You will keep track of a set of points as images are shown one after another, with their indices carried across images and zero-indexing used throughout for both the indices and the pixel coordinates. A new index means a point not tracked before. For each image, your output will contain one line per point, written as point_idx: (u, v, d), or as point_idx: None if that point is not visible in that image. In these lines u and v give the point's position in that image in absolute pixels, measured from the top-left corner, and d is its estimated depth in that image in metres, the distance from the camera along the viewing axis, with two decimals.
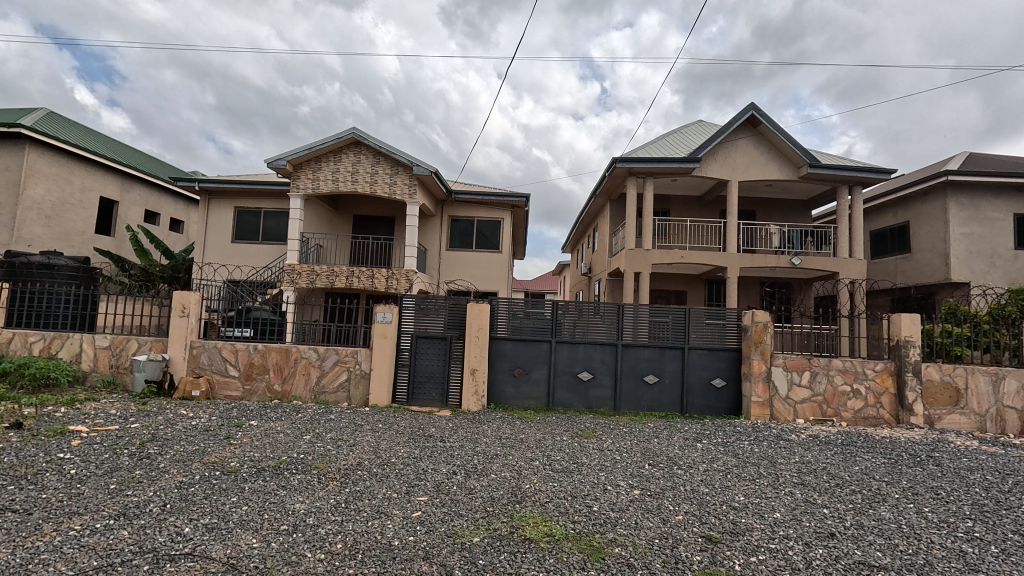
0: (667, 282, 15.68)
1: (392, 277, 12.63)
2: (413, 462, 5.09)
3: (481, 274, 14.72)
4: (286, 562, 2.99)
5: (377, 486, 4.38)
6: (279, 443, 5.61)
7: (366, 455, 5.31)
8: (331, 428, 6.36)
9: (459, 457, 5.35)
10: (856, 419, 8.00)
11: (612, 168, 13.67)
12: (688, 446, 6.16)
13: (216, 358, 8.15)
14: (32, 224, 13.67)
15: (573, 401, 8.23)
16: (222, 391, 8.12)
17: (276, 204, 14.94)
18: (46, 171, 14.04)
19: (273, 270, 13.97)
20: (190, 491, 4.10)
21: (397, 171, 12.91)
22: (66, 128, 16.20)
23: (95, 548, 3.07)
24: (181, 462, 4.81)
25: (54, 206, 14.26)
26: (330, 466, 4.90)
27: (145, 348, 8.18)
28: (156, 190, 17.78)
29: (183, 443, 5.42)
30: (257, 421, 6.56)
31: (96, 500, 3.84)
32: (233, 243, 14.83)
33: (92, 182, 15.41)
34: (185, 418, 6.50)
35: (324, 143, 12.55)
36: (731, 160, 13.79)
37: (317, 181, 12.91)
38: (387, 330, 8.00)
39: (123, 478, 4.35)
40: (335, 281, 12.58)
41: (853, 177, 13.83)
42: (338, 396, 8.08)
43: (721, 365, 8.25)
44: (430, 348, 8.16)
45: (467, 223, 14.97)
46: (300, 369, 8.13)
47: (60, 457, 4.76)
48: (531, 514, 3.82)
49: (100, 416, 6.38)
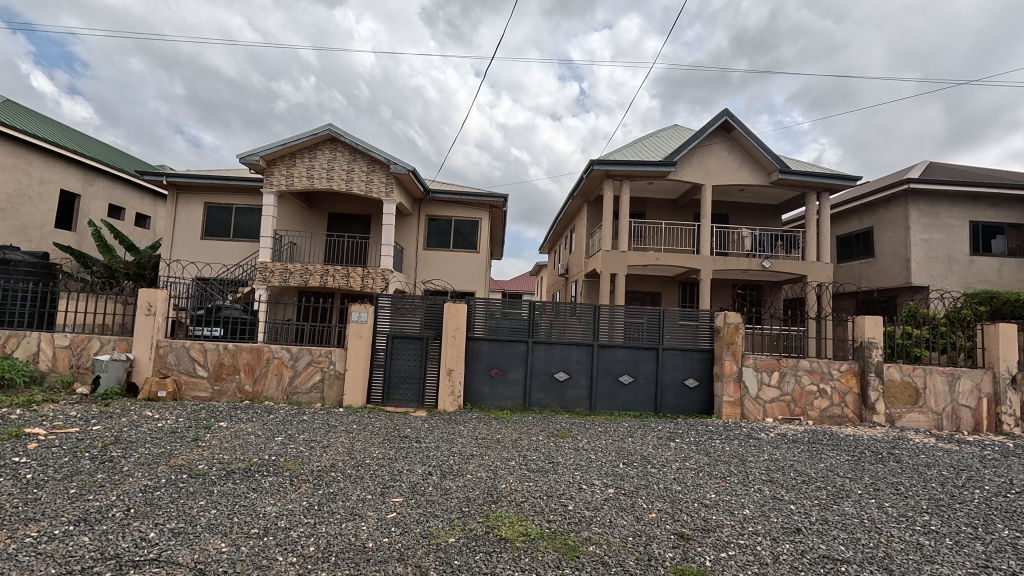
0: (642, 283, 15.91)
1: (367, 276, 12.47)
2: (388, 463, 5.05)
3: (458, 273, 14.68)
4: (255, 566, 2.94)
5: (351, 487, 4.34)
6: (249, 445, 5.49)
7: (340, 456, 5.24)
8: (303, 429, 6.25)
9: (435, 458, 5.32)
10: (822, 418, 8.26)
11: (589, 170, 13.78)
12: (661, 445, 6.26)
13: (184, 358, 7.91)
14: None
15: (550, 401, 8.27)
16: (190, 392, 7.89)
17: (248, 201, 14.60)
18: (2, 162, 13.41)
19: (244, 268, 13.64)
20: (155, 495, 3.97)
21: (373, 169, 12.74)
22: (26, 118, 15.59)
23: (53, 556, 2.96)
24: (146, 466, 4.67)
25: (11, 199, 13.63)
26: (303, 468, 4.81)
27: (108, 348, 7.91)
28: (121, 184, 17.16)
29: (148, 446, 5.25)
30: (227, 422, 6.42)
31: (55, 505, 3.69)
32: (203, 240, 14.44)
33: (52, 174, 14.79)
34: (150, 420, 6.30)
35: (299, 139, 12.31)
36: (705, 164, 14.04)
37: (292, 178, 12.67)
38: (362, 330, 7.90)
39: (84, 482, 4.19)
40: (309, 279, 12.34)
41: (820, 183, 14.27)
42: (311, 396, 7.94)
43: (693, 365, 8.42)
44: (405, 348, 8.10)
45: (444, 222, 14.88)
46: (272, 370, 7.96)
47: (15, 462, 4.56)
48: (506, 513, 3.84)
49: (59, 418, 6.14)
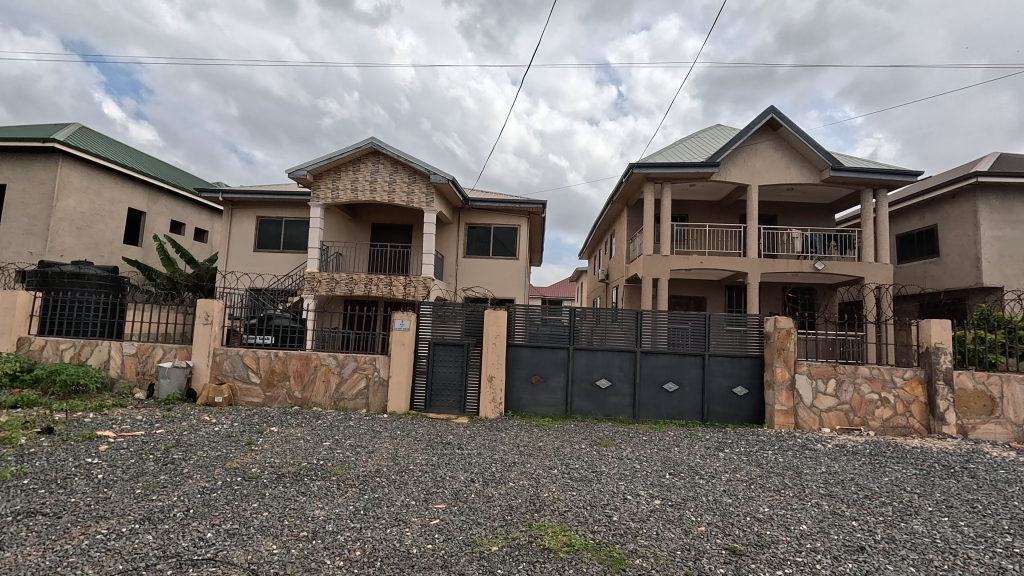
0: (685, 287, 15.50)
1: (409, 285, 12.71)
2: (431, 469, 5.09)
3: (498, 280, 14.74)
4: (305, 569, 3.01)
5: (395, 492, 4.39)
6: (299, 449, 5.67)
7: (384, 462, 5.33)
8: (349, 435, 6.41)
9: (477, 464, 5.33)
10: (884, 428, 7.76)
11: (629, 174, 13.57)
12: (710, 456, 6.03)
13: (238, 365, 8.28)
14: (64, 235, 14.10)
15: (591, 408, 8.15)
16: (244, 397, 8.24)
17: (296, 214, 15.21)
18: (78, 184, 14.51)
19: (294, 278, 14.19)
20: (212, 496, 4.16)
21: (413, 180, 13.02)
22: (98, 143, 16.81)
23: (121, 552, 3.13)
24: (204, 468, 4.90)
25: (85, 218, 14.72)
26: (349, 472, 4.93)
27: (170, 355, 8.37)
28: (181, 201, 18.25)
29: (206, 449, 5.51)
30: (278, 427, 6.66)
31: (123, 504, 3.92)
32: (255, 252, 15.13)
33: (121, 194, 15.89)
34: (208, 424, 6.62)
35: (343, 153, 12.74)
36: (751, 163, 13.57)
37: (337, 191, 13.11)
38: (405, 337, 8.04)
39: (149, 482, 4.44)
40: (354, 288, 12.69)
41: (877, 180, 13.53)
42: (356, 403, 8.13)
43: (742, 372, 8.11)
44: (447, 355, 8.18)
45: (484, 230, 15.00)
46: (320, 376, 8.21)
47: (88, 462, 4.90)
48: (550, 523, 3.79)
49: (126, 421, 6.54)
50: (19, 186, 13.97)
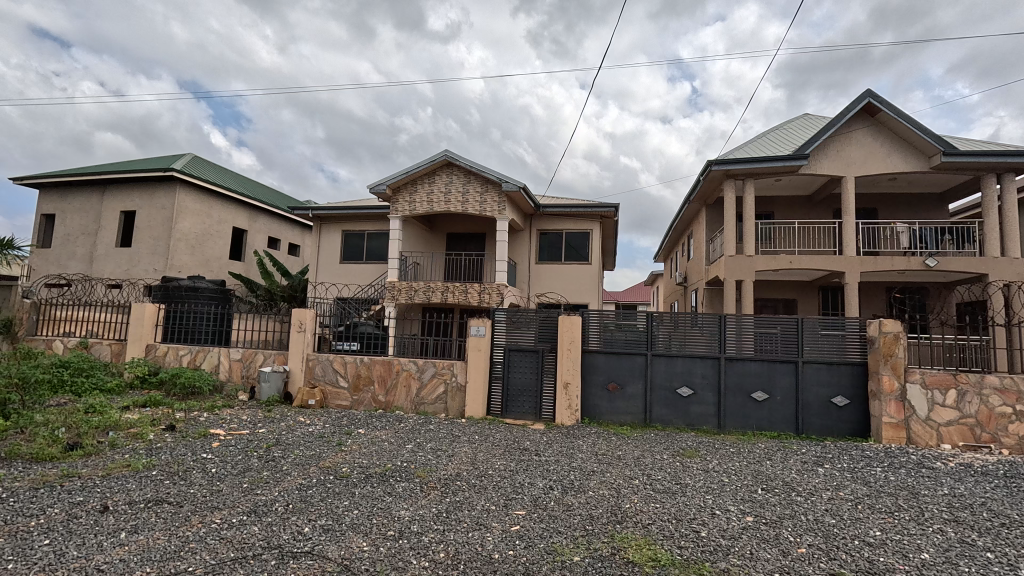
0: (773, 290, 14.52)
1: (484, 292, 12.94)
2: (510, 475, 5.12)
3: (572, 285, 14.62)
4: (393, 567, 3.12)
5: (475, 497, 4.46)
6: (384, 451, 5.93)
7: (464, 466, 5.43)
8: (430, 438, 6.61)
9: (556, 472, 5.29)
10: (1021, 447, 6.77)
11: (707, 171, 12.94)
12: (807, 471, 5.56)
13: (328, 370, 8.83)
14: (181, 253, 15.83)
15: (673, 418, 7.83)
16: (334, 400, 8.76)
17: (377, 227, 16.04)
18: (192, 207, 16.26)
19: (376, 288, 14.94)
20: (308, 493, 4.45)
21: (486, 189, 13.29)
22: (208, 170, 18.75)
23: (233, 541, 3.43)
24: (301, 466, 5.27)
25: (198, 237, 16.45)
26: (431, 475, 5.07)
27: (269, 360, 9.10)
28: (276, 219, 19.88)
29: (302, 448, 5.93)
30: (365, 429, 7.02)
31: (233, 497, 4.30)
32: (341, 264, 16.13)
33: (227, 214, 17.60)
34: (303, 425, 7.12)
35: (419, 167, 13.27)
36: (845, 153, 12.48)
37: (414, 204, 13.67)
38: (481, 343, 8.19)
39: (254, 478, 4.84)
40: (431, 296, 13.13)
41: (1001, 164, 11.94)
42: (436, 407, 8.39)
43: (842, 381, 7.43)
44: (522, 361, 8.21)
45: (556, 236, 14.97)
46: (401, 381, 8.56)
47: (203, 457, 5.43)
48: (633, 535, 3.66)
49: (234, 421, 7.19)
50: (145, 212, 15.88)
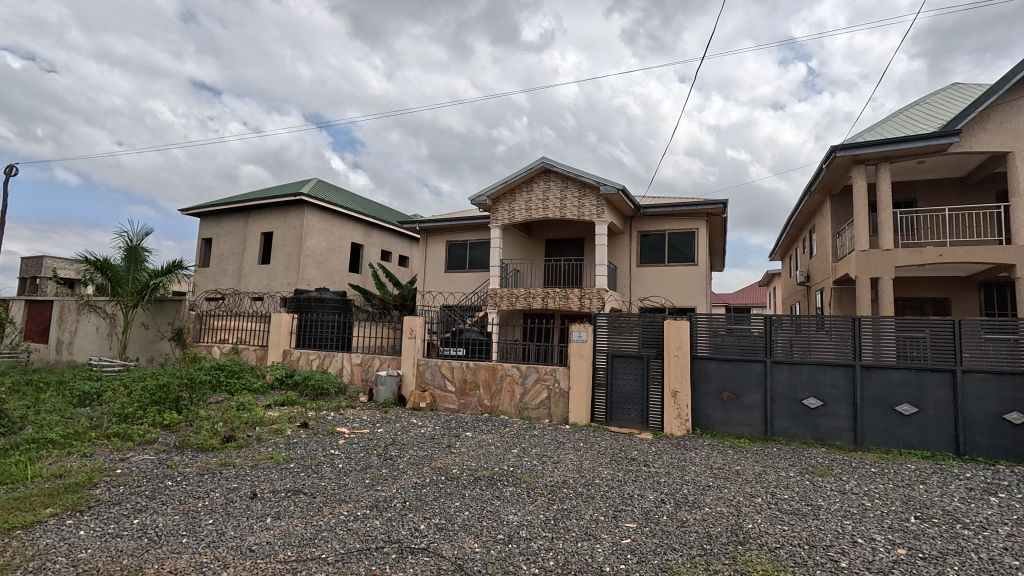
0: (918, 288, 12.67)
1: (584, 297, 12.80)
2: (618, 485, 4.97)
3: (677, 288, 13.96)
4: (504, 571, 3.17)
5: (583, 506, 4.39)
6: (491, 455, 6.07)
7: (570, 473, 5.38)
8: (535, 444, 6.65)
9: (667, 484, 5.04)
10: None
11: (830, 158, 11.64)
12: (975, 500, 4.72)
13: (437, 375, 9.26)
14: (309, 267, 17.64)
15: (798, 431, 7.11)
16: (443, 403, 9.16)
17: (478, 236, 16.60)
18: (318, 226, 18.05)
19: (479, 295, 15.43)
20: (423, 492, 4.68)
21: (583, 193, 13.17)
22: (330, 192, 20.73)
23: (359, 533, 3.71)
24: (415, 465, 5.57)
25: (323, 253, 18.22)
26: (538, 481, 5.09)
27: (385, 365, 9.78)
28: (388, 233, 21.40)
29: (416, 448, 6.27)
30: (472, 432, 7.25)
31: (358, 491, 4.66)
32: (446, 273, 16.91)
33: (346, 231, 19.31)
34: (416, 426, 7.53)
35: (517, 176, 13.52)
36: (1012, 124, 10.55)
37: (513, 212, 13.96)
38: (583, 348, 8.13)
39: (375, 474, 5.21)
40: (532, 302, 13.28)
41: None
42: (539, 412, 8.42)
43: (1017, 394, 6.25)
44: (627, 367, 7.97)
45: (658, 237, 14.40)
46: (505, 386, 8.72)
47: (331, 453, 5.96)
48: (757, 559, 3.36)
49: (356, 421, 7.81)
50: (280, 232, 17.94)
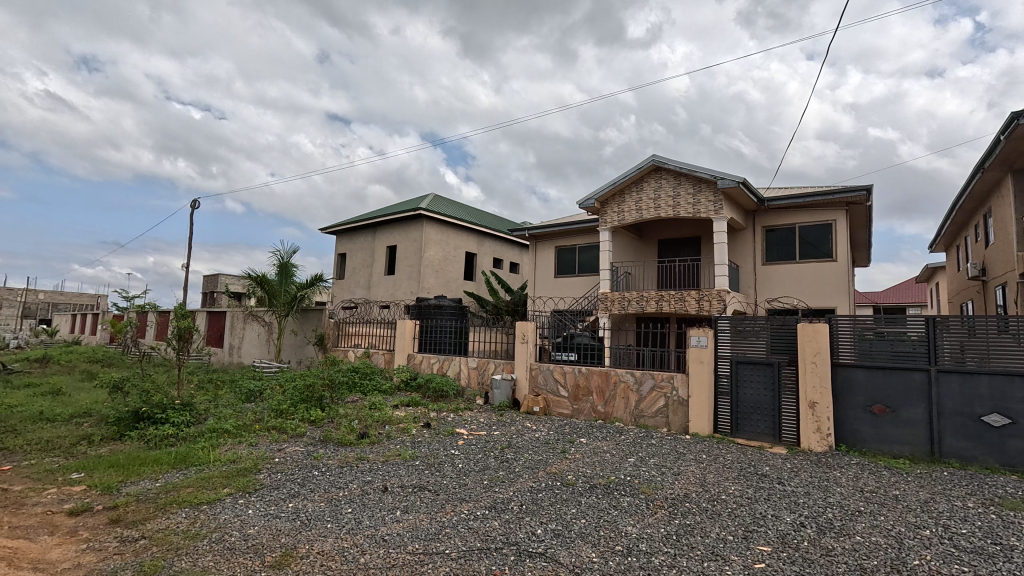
0: None
1: (703, 299, 12.06)
2: (747, 504, 4.58)
3: (811, 288, 12.57)
4: None
5: (709, 523, 4.11)
6: (606, 462, 5.95)
7: (692, 487, 5.07)
8: (654, 453, 6.39)
9: (807, 506, 4.53)
10: None
11: (1011, 126, 9.66)
12: None
13: (550, 380, 9.33)
14: (429, 277, 18.82)
15: (977, 454, 5.98)
16: (556, 408, 9.19)
17: (588, 240, 16.46)
18: (435, 237, 19.21)
19: (589, 299, 15.28)
20: (539, 496, 4.73)
21: (698, 189, 12.46)
22: (446, 205, 21.97)
23: (478, 532, 3.85)
24: (531, 469, 5.65)
25: (440, 262, 19.34)
26: (657, 493, 4.87)
27: (499, 369, 10.08)
28: (499, 241, 22.10)
29: (531, 452, 6.36)
30: (587, 439, 7.16)
31: (477, 492, 4.84)
32: (556, 278, 17.00)
33: (461, 241, 20.30)
34: (531, 430, 7.65)
35: (626, 176, 13.19)
36: None
37: (623, 214, 13.62)
38: (703, 354, 7.63)
39: (492, 476, 5.38)
40: (646, 306, 12.83)
41: None
42: (656, 421, 8.07)
43: None
44: (753, 375, 7.34)
45: (787, 232, 13.09)
46: (620, 393, 8.50)
47: (452, 453, 6.28)
48: None
49: (473, 422, 8.14)
50: (403, 245, 19.40)
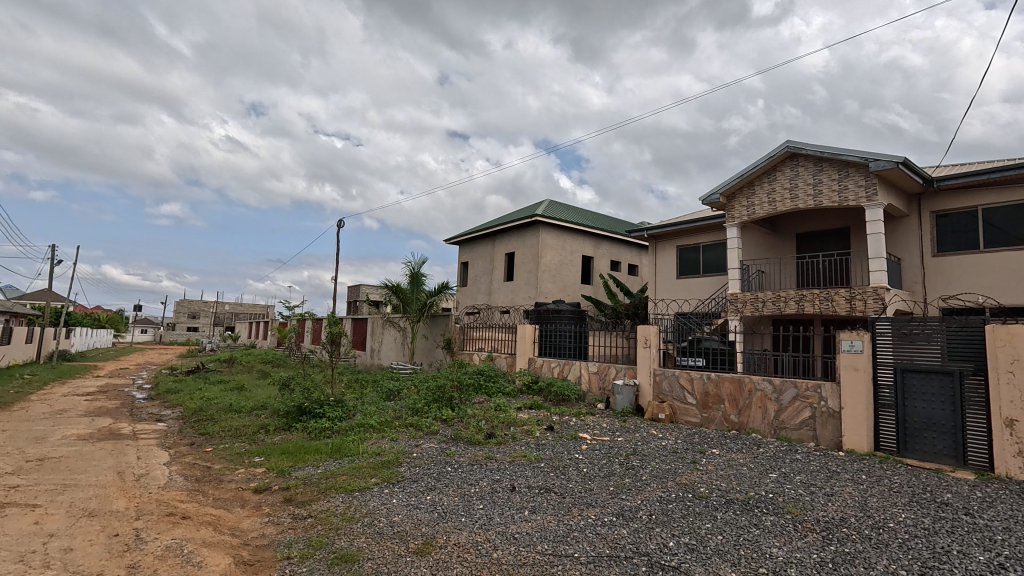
0: None
1: (855, 298, 10.70)
2: (924, 535, 3.93)
3: (1003, 282, 10.43)
4: None
5: (874, 553, 3.60)
6: (743, 476, 5.51)
7: (849, 510, 4.49)
8: (800, 469, 5.77)
9: (1008, 545, 3.76)
10: None
11: None
12: None
13: (676, 386, 8.88)
14: (546, 281, 19.07)
15: None
16: (684, 416, 8.69)
17: (713, 237, 15.45)
18: (552, 242, 19.43)
19: (717, 301, 14.32)
20: (669, 507, 4.54)
21: (845, 174, 11.06)
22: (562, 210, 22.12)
23: (607, 539, 3.80)
24: (659, 478, 5.44)
25: (557, 267, 19.50)
26: (805, 514, 4.39)
27: (621, 374, 9.84)
28: (616, 243, 21.67)
29: (658, 461, 6.13)
30: (719, 450, 6.70)
31: (603, 498, 4.79)
32: (679, 279, 16.19)
33: (577, 245, 20.28)
34: (657, 438, 7.37)
35: (756, 166, 12.15)
36: None
37: (753, 207, 12.56)
38: (858, 361, 6.70)
39: (618, 483, 5.28)
40: (784, 307, 11.69)
41: None
42: (801, 434, 7.27)
43: None
44: (925, 385, 6.32)
45: (964, 215, 11.03)
46: (756, 402, 7.82)
47: (576, 457, 6.28)
48: None
49: (596, 427, 8.06)
50: (521, 251, 19.91)
